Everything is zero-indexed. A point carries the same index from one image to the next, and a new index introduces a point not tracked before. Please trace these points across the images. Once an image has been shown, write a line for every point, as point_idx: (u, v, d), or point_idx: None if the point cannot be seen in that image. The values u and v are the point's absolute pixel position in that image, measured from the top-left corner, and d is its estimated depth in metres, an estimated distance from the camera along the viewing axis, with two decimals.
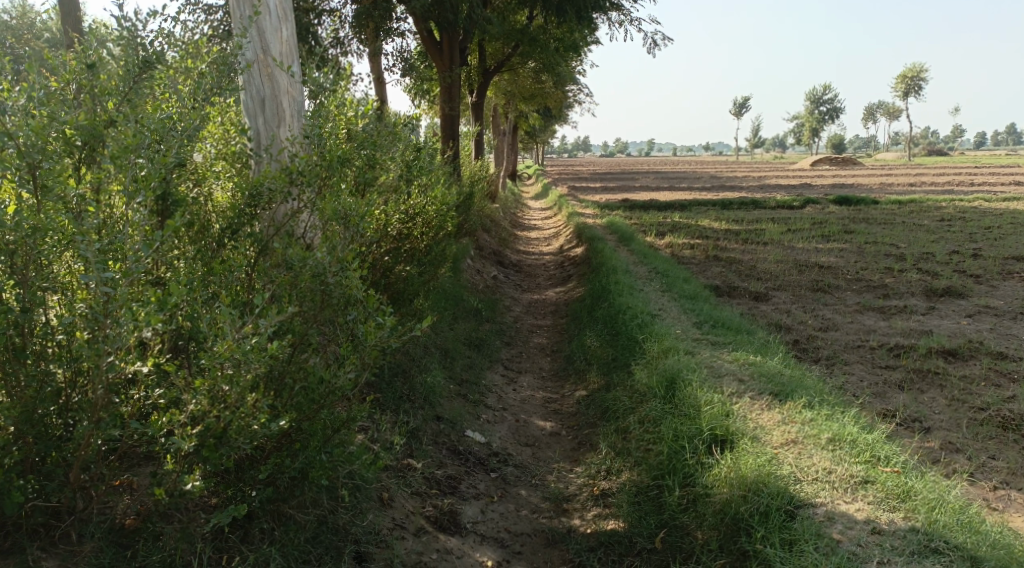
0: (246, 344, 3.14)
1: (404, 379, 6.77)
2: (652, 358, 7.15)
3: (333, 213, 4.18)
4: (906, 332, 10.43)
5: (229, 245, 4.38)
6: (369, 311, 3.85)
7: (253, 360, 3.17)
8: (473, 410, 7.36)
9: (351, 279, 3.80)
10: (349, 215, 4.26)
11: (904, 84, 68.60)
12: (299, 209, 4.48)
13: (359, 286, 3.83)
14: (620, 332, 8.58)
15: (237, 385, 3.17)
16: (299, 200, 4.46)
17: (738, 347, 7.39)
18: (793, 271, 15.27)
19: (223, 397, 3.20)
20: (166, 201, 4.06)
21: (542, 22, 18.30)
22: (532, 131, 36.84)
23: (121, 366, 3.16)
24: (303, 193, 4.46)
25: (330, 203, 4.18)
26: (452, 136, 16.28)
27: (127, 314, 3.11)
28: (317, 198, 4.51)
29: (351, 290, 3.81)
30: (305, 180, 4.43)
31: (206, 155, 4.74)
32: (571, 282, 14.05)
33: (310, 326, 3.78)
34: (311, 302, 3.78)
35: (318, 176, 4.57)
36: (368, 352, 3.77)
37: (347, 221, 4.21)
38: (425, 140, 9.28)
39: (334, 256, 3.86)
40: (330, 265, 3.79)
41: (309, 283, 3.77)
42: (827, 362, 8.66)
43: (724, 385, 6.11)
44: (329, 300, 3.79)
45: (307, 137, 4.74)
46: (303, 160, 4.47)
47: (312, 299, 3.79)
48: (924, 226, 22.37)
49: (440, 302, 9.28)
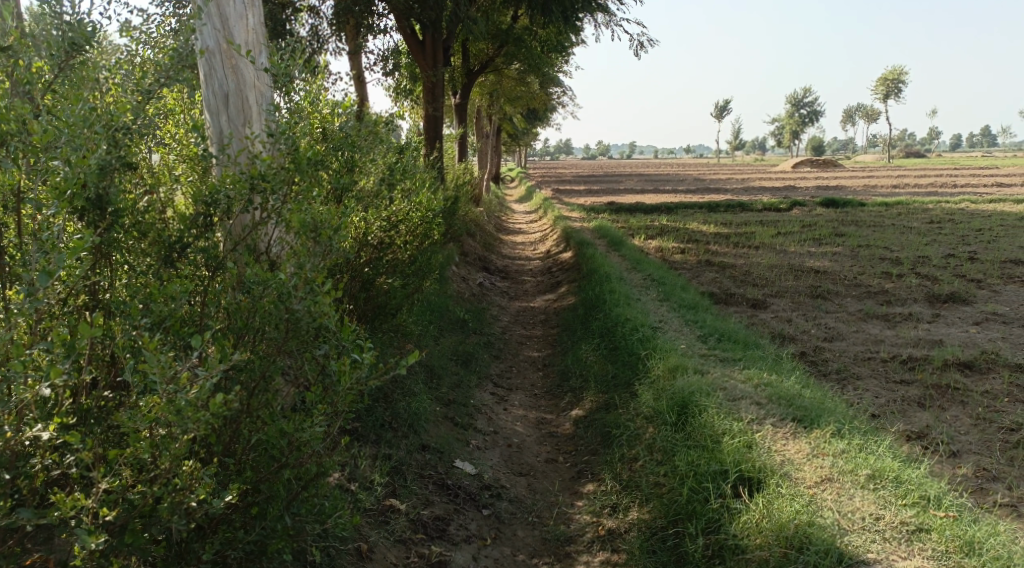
0: (176, 401, 2.54)
1: (386, 404, 6.16)
2: (657, 377, 6.57)
3: (301, 225, 3.53)
4: (916, 342, 9.89)
5: (181, 262, 3.76)
6: (341, 344, 3.20)
7: (190, 421, 2.58)
8: (461, 435, 6.75)
9: (321, 308, 3.14)
10: (321, 227, 3.59)
11: (883, 86, 68.76)
12: (264, 220, 3.83)
13: (331, 316, 3.18)
14: (619, 347, 7.98)
15: (168, 454, 2.60)
16: (261, 209, 3.83)
17: (750, 364, 6.82)
18: (789, 276, 14.76)
19: (152, 465, 2.64)
20: (102, 211, 3.41)
21: (527, 21, 17.73)
22: (515, 133, 36.29)
23: (15, 434, 2.55)
24: (267, 200, 3.82)
25: (298, 215, 3.54)
26: (435, 138, 15.69)
27: (16, 370, 2.50)
28: (283, 206, 3.86)
29: (321, 318, 3.15)
30: (267, 187, 3.79)
31: (157, 159, 4.15)
32: (560, 289, 13.48)
33: (271, 360, 3.20)
34: (273, 336, 3.18)
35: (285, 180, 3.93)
36: (343, 396, 3.16)
37: (319, 235, 3.55)
38: (407, 141, 8.66)
39: (301, 276, 3.24)
40: (296, 287, 3.18)
41: (271, 307, 3.18)
42: (839, 376, 8.11)
43: (743, 410, 5.52)
44: (295, 329, 3.16)
45: (271, 133, 4.08)
46: (266, 164, 3.83)
47: (276, 332, 3.18)
48: (915, 228, 21.96)
49: (424, 315, 8.67)
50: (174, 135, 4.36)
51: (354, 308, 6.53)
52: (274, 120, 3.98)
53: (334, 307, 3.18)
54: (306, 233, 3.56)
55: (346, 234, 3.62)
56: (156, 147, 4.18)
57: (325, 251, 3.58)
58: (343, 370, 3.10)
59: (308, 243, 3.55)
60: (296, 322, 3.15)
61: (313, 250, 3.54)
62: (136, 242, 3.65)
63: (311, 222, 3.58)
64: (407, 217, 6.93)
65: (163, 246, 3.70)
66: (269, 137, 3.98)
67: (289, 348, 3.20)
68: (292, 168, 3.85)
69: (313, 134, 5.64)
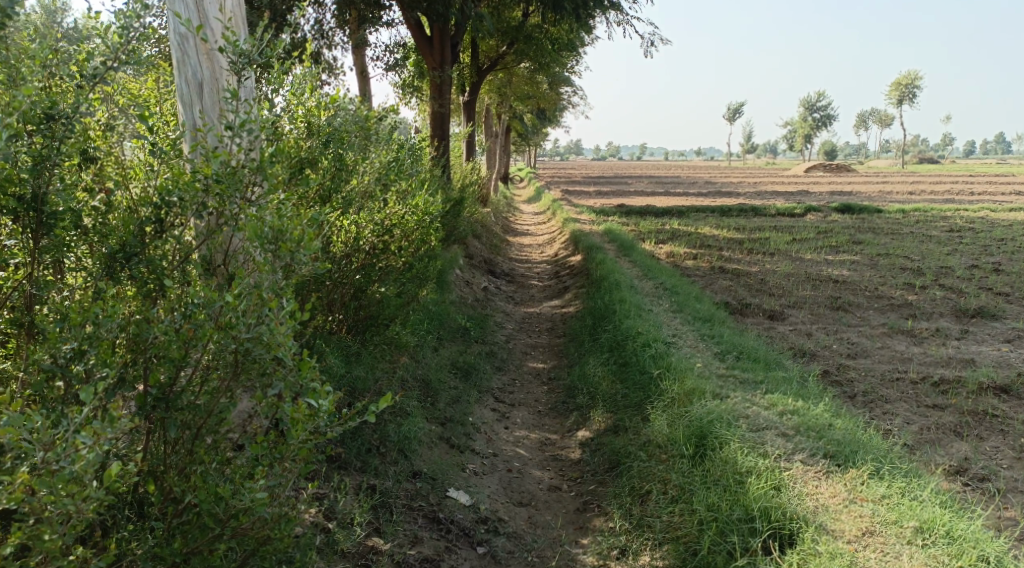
0: (58, 474, 2.48)
1: (374, 426, 5.64)
2: (672, 402, 6.01)
3: (258, 235, 3.03)
4: (945, 361, 9.30)
5: (120, 275, 3.28)
6: (293, 380, 2.86)
7: (72, 499, 2.50)
8: (457, 460, 6.22)
9: (273, 334, 2.83)
10: (284, 237, 3.07)
11: (899, 91, 67.91)
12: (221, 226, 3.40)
13: (287, 347, 2.86)
14: (630, 363, 7.42)
15: (56, 533, 2.53)
16: (217, 214, 3.40)
17: (773, 388, 6.25)
18: (806, 286, 14.16)
19: (32, 543, 2.52)
20: (38, 213, 3.29)
21: (538, 18, 17.15)
22: (525, 133, 35.67)
23: None
24: (224, 204, 3.39)
25: (254, 223, 3.03)
26: (443, 135, 15.18)
27: None
28: (245, 209, 3.41)
29: (271, 341, 2.83)
30: (221, 189, 3.36)
31: (132, 157, 3.85)
32: (567, 295, 12.93)
33: (215, 401, 3.01)
34: (221, 367, 2.93)
35: (235, 185, 3.41)
36: (294, 450, 2.88)
37: (280, 248, 3.03)
38: (407, 138, 8.14)
39: (256, 298, 2.88)
40: (245, 317, 2.84)
41: (217, 337, 2.86)
42: (866, 399, 7.54)
43: (769, 443, 4.97)
44: (244, 361, 2.90)
45: (232, 125, 3.60)
46: (225, 163, 3.39)
47: (225, 364, 2.94)
48: (934, 238, 21.28)
49: (421, 324, 8.15)
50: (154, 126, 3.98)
51: (342, 318, 6.27)
52: (235, 110, 3.49)
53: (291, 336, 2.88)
54: (265, 244, 3.07)
55: (317, 243, 3.11)
56: (130, 139, 3.83)
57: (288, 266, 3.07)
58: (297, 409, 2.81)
59: (267, 256, 3.05)
60: (245, 353, 2.86)
61: (274, 265, 3.02)
62: (85, 251, 3.47)
63: (272, 230, 3.06)
64: (403, 220, 6.40)
65: (103, 255, 3.26)
66: (229, 130, 3.48)
67: (238, 382, 2.97)
68: (253, 168, 3.39)
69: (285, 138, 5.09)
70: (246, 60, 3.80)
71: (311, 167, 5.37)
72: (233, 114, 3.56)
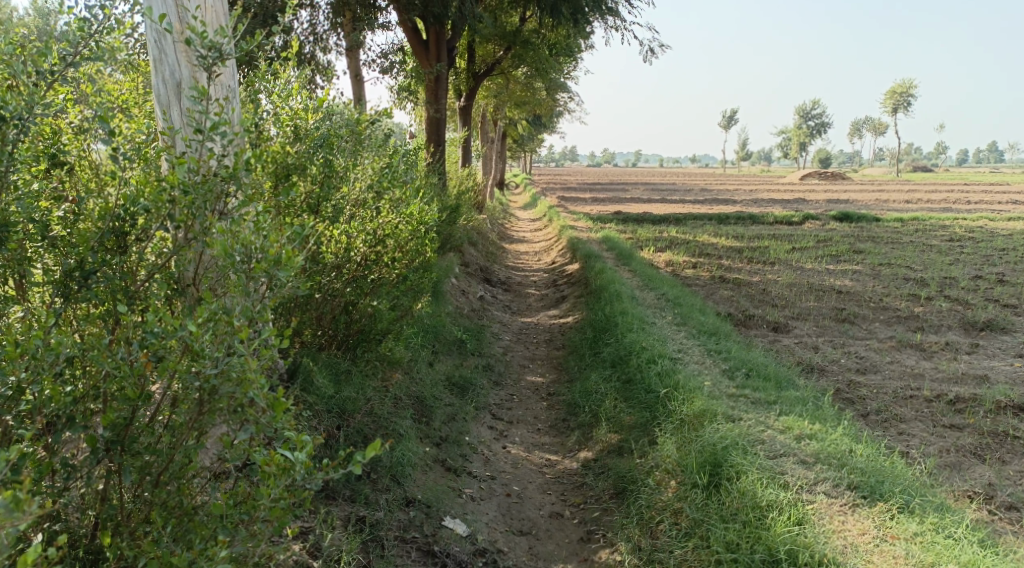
0: None
1: (365, 450, 5.32)
2: (681, 424, 5.67)
3: (227, 254, 2.85)
4: (958, 376, 8.99)
5: (81, 292, 3.10)
6: (262, 421, 2.70)
7: None
8: (453, 484, 5.88)
9: (244, 369, 2.67)
10: (257, 257, 2.90)
11: (894, 99, 68.00)
12: (190, 242, 3.14)
13: (259, 386, 2.68)
14: (634, 380, 7.09)
15: None
16: (185, 227, 3.14)
17: (787, 409, 5.94)
18: (809, 296, 13.84)
19: None
20: None
21: (535, 23, 16.84)
22: (521, 139, 35.29)
23: None
24: (191, 217, 3.11)
25: (225, 241, 2.85)
26: (438, 141, 14.88)
27: None
28: (216, 221, 3.17)
29: (242, 378, 2.67)
30: (189, 201, 3.08)
31: (97, 158, 3.60)
32: (565, 305, 12.61)
33: (181, 440, 2.83)
34: (187, 404, 2.77)
35: (202, 198, 3.12)
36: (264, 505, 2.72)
37: (253, 268, 2.87)
38: (402, 143, 7.79)
39: (231, 325, 2.74)
40: (213, 352, 2.67)
41: (184, 371, 2.69)
42: (880, 418, 7.23)
43: (788, 471, 4.66)
44: (211, 398, 2.72)
45: (202, 128, 3.32)
46: (195, 172, 3.12)
47: (190, 400, 2.77)
48: (935, 247, 20.98)
49: (415, 337, 7.81)
50: (128, 126, 3.70)
51: (333, 334, 5.96)
52: (206, 112, 3.23)
53: (264, 375, 2.71)
54: (236, 264, 2.91)
55: (294, 264, 2.93)
56: (99, 140, 3.57)
57: (258, 290, 2.93)
58: (268, 463, 2.69)
59: (239, 277, 2.90)
60: (211, 390, 2.72)
61: (246, 288, 2.88)
62: (51, 264, 3.20)
63: (245, 247, 2.91)
64: (397, 230, 5.98)
65: (61, 273, 3.09)
66: (199, 134, 3.21)
67: (206, 421, 2.80)
68: (225, 178, 3.14)
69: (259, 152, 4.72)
70: (218, 54, 3.47)
71: (295, 176, 5.13)
72: (203, 116, 3.27)
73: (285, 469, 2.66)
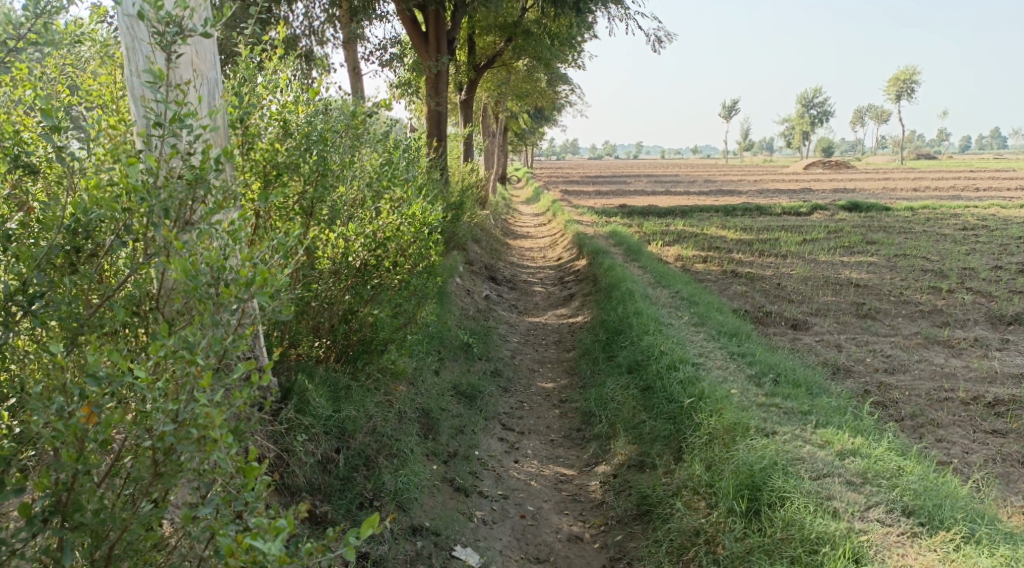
0: None
1: (366, 475, 4.91)
2: (710, 438, 5.25)
3: (189, 277, 2.50)
4: (993, 375, 8.51)
5: (26, 317, 2.64)
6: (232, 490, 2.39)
7: None
8: (464, 506, 5.46)
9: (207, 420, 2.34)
10: (225, 282, 2.57)
11: (897, 87, 67.17)
12: (151, 256, 2.74)
13: (223, 448, 2.36)
14: (655, 387, 6.64)
15: None
16: (144, 240, 2.72)
17: (825, 421, 5.49)
18: (826, 290, 13.35)
19: None
20: None
21: (538, 14, 16.36)
22: (522, 132, 34.71)
23: None
24: (149, 228, 2.70)
25: (186, 261, 2.50)
26: (439, 135, 14.34)
27: None
28: (179, 232, 2.73)
29: (205, 439, 2.37)
30: (145, 209, 2.65)
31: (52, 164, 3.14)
32: (574, 303, 12.15)
33: (132, 509, 2.47)
34: (143, 463, 2.47)
35: (161, 204, 2.68)
36: None
37: (220, 295, 2.53)
38: (401, 138, 7.32)
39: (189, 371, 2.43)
40: (166, 408, 2.38)
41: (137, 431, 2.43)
42: (916, 423, 6.78)
43: (836, 496, 4.28)
44: (167, 462, 2.46)
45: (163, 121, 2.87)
46: (151, 174, 2.70)
47: (146, 459, 2.48)
48: (949, 237, 20.43)
49: (419, 343, 7.36)
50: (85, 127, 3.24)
51: (331, 344, 5.46)
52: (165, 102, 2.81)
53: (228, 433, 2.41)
54: (200, 288, 2.57)
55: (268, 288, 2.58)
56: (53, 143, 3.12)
57: (227, 318, 2.61)
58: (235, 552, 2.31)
59: (205, 304, 2.56)
60: (166, 451, 2.40)
61: (213, 318, 2.54)
62: None
63: (211, 267, 2.57)
64: (399, 232, 5.51)
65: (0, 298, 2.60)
66: (158, 129, 2.78)
67: (166, 484, 2.50)
68: (189, 182, 2.75)
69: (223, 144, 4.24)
70: (176, 30, 3.04)
71: (286, 176, 4.77)
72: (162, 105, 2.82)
73: (254, 559, 2.27)
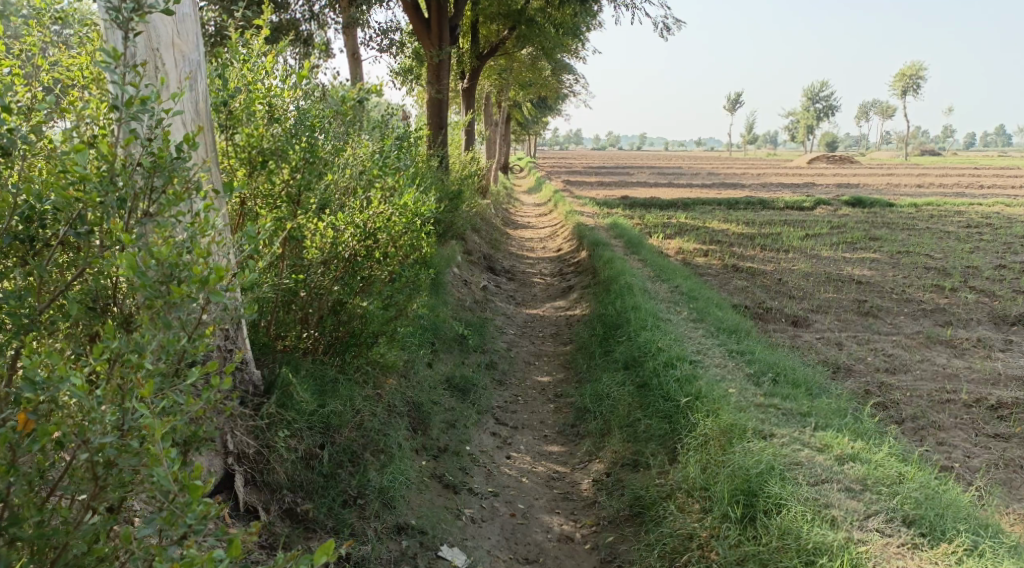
0: None
1: (351, 471, 4.79)
2: (707, 439, 5.10)
3: (138, 273, 2.38)
4: (995, 377, 8.37)
5: None
6: (175, 509, 2.27)
7: None
8: (452, 503, 5.34)
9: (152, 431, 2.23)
10: (179, 278, 2.45)
11: (903, 82, 66.77)
12: (107, 249, 2.66)
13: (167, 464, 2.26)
14: (650, 384, 6.50)
15: None
16: (98, 231, 2.66)
17: (825, 425, 5.34)
18: (827, 286, 13.19)
19: None
20: None
21: (541, 2, 16.15)
22: (525, 121, 34.45)
23: None
24: (102, 219, 2.63)
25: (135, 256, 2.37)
26: (440, 124, 14.15)
27: None
28: (135, 224, 2.66)
29: (147, 455, 2.31)
30: (97, 199, 2.57)
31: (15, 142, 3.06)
32: (572, 295, 12.00)
33: (78, 521, 2.40)
34: (83, 476, 2.37)
35: (116, 192, 2.61)
36: None
37: (172, 294, 2.41)
38: (397, 126, 7.15)
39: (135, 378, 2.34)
40: (105, 420, 2.29)
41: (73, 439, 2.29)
42: (917, 425, 6.64)
43: (836, 505, 4.15)
44: (107, 477, 2.37)
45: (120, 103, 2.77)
46: (105, 160, 2.61)
47: (87, 472, 2.36)
48: (952, 234, 20.24)
49: (412, 335, 7.22)
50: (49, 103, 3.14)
51: (318, 336, 5.30)
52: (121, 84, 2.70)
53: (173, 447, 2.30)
54: (153, 286, 2.43)
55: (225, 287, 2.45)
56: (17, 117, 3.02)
57: (182, 319, 2.48)
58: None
59: (157, 304, 2.44)
60: (106, 464, 2.33)
61: (165, 318, 2.44)
62: None
63: (161, 264, 2.44)
64: (390, 222, 5.31)
65: None
66: (115, 111, 2.68)
67: (109, 496, 2.40)
68: (147, 170, 2.64)
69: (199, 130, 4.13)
70: (134, 5, 2.87)
71: (273, 162, 4.67)
72: (119, 87, 2.72)
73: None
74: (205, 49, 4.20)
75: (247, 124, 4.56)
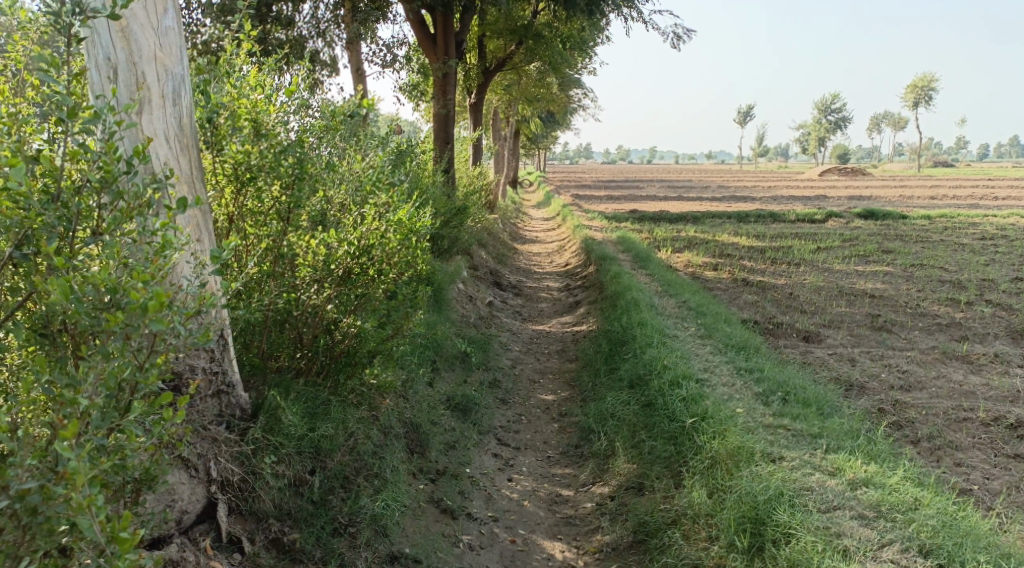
0: None
1: (342, 497, 4.62)
2: (713, 462, 4.90)
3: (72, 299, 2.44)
4: (1014, 394, 8.12)
5: None
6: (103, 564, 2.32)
7: None
8: (449, 530, 5.15)
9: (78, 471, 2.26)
10: (119, 304, 2.53)
11: (915, 94, 66.41)
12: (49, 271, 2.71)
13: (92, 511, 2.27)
14: (655, 404, 6.29)
15: None
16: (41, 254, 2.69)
17: (837, 447, 5.13)
18: (840, 301, 12.95)
19: None
20: None
21: (548, 16, 16.07)
22: (534, 135, 34.34)
23: None
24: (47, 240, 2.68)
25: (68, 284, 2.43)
26: (446, 139, 14.05)
27: None
28: (81, 247, 2.73)
29: (71, 499, 2.27)
30: (40, 220, 2.63)
31: None
32: (579, 311, 11.81)
33: None
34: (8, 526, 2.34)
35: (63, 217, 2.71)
36: None
37: (108, 321, 2.48)
38: (397, 141, 7.01)
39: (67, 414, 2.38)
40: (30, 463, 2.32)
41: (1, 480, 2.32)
42: (933, 445, 6.41)
43: (848, 533, 3.96)
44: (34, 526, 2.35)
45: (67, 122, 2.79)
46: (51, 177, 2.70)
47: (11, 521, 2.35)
48: (967, 246, 19.94)
49: (412, 353, 7.05)
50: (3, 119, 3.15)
51: (312, 357, 5.12)
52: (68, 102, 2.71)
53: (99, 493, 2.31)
54: (91, 313, 2.54)
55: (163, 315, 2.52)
56: None
57: (122, 345, 2.56)
58: None
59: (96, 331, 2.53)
60: (30, 511, 2.34)
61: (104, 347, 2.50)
62: None
63: (98, 289, 2.53)
64: (384, 238, 5.07)
65: None
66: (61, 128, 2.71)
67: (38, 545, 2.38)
68: (97, 187, 2.72)
69: (179, 147, 3.97)
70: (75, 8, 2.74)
71: (261, 179, 4.60)
72: (64, 103, 2.72)
73: None
74: (190, 62, 4.04)
75: (234, 140, 4.49)
